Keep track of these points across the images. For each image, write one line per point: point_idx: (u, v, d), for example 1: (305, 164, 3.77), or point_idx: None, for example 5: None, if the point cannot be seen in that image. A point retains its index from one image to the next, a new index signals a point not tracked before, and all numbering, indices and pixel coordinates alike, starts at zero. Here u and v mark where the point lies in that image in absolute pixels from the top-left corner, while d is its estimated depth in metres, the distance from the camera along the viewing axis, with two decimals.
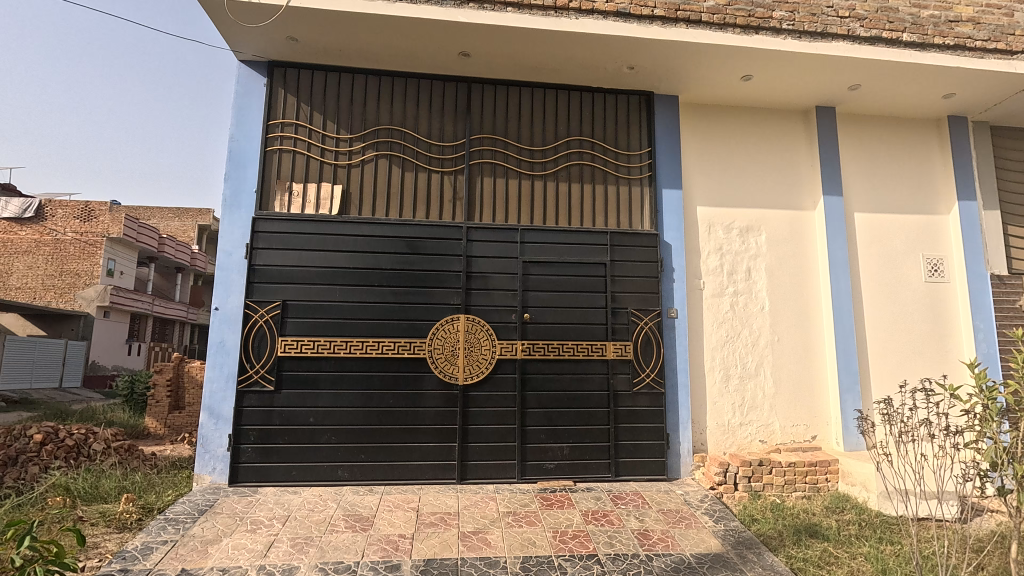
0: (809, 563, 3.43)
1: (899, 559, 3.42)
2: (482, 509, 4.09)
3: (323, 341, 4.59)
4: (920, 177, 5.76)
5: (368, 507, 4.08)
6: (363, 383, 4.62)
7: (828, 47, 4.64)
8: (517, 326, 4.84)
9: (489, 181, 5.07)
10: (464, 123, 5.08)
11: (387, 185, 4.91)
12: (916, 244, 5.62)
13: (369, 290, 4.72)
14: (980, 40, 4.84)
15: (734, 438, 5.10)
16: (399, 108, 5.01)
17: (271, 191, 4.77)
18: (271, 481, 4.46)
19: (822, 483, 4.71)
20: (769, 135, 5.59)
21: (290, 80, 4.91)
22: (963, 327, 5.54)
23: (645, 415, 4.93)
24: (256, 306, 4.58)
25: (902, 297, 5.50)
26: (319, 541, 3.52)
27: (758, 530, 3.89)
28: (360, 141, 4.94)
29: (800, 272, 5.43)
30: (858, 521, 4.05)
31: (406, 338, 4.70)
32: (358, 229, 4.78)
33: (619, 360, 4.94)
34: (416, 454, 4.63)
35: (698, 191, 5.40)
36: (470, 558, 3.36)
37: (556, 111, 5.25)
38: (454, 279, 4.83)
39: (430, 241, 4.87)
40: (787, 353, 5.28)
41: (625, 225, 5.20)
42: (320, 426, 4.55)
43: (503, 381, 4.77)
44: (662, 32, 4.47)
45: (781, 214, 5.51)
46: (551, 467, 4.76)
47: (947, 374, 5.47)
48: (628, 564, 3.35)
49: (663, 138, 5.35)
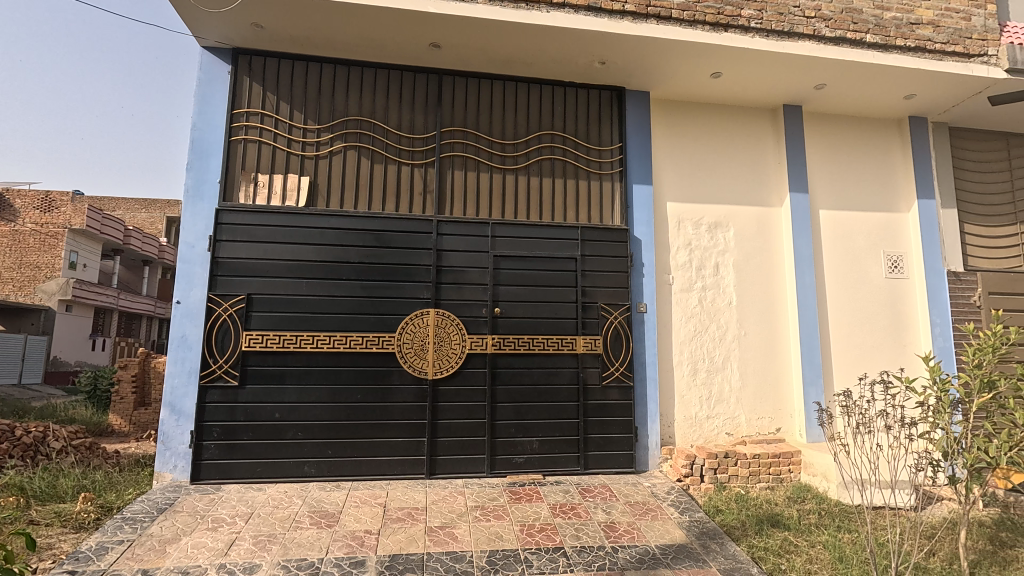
0: (769, 552, 3.51)
1: (856, 546, 3.55)
2: (450, 503, 4.08)
3: (290, 335, 4.51)
4: (882, 176, 5.91)
5: (334, 503, 4.03)
6: (331, 378, 4.56)
7: (795, 46, 4.71)
8: (487, 320, 4.83)
9: (460, 174, 5.03)
10: (435, 115, 5.03)
11: (356, 177, 4.84)
12: (877, 241, 5.77)
13: (337, 284, 4.65)
14: (940, 43, 4.96)
15: (701, 430, 5.18)
16: (369, 99, 4.94)
17: (235, 181, 4.65)
18: (235, 478, 4.37)
19: (785, 474, 4.80)
20: (737, 133, 5.67)
21: (256, 68, 4.79)
22: (920, 321, 5.70)
23: (614, 409, 4.97)
24: (219, 300, 4.46)
25: (863, 293, 5.64)
26: (282, 538, 3.47)
27: (722, 521, 3.96)
28: (327, 132, 4.85)
29: (767, 268, 5.53)
30: (818, 510, 4.16)
31: (375, 333, 4.64)
32: (326, 221, 4.69)
33: (589, 354, 4.97)
34: (384, 450, 4.58)
35: (668, 187, 5.45)
36: (436, 553, 3.35)
37: (528, 105, 5.23)
38: (423, 273, 4.79)
39: (399, 234, 4.80)
40: (753, 347, 5.38)
41: (596, 220, 5.22)
42: (286, 422, 4.47)
43: (473, 376, 4.76)
44: (632, 27, 4.47)
45: (749, 211, 5.60)
46: (521, 460, 4.77)
47: (904, 367, 5.63)
48: (594, 556, 3.37)
49: (633, 135, 5.37)
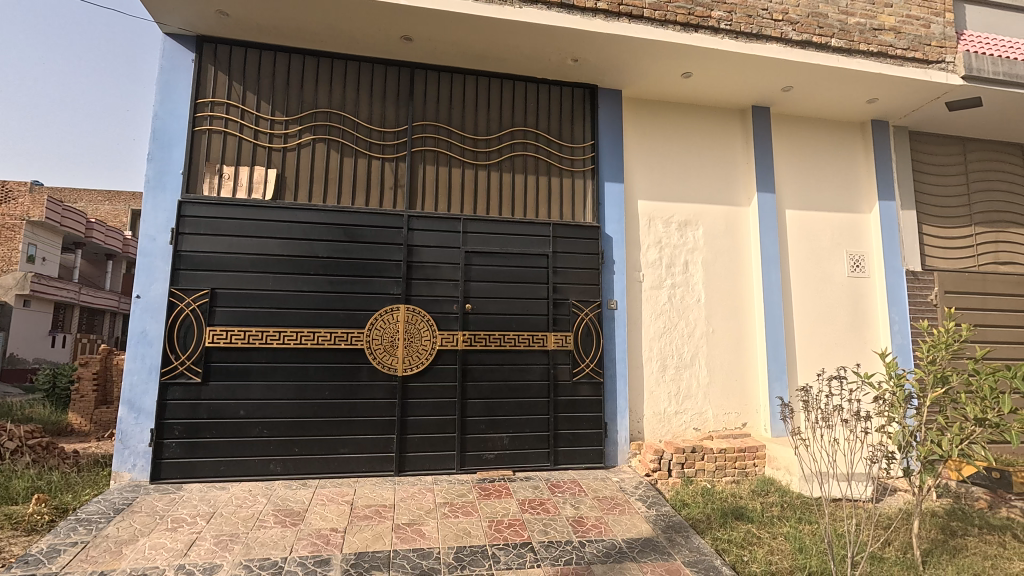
0: (732, 544, 3.58)
1: (815, 537, 3.65)
2: (419, 500, 4.05)
3: (255, 331, 4.42)
4: (845, 178, 6.07)
5: (300, 501, 3.97)
6: (298, 374, 4.48)
7: (763, 48, 4.80)
8: (458, 316, 4.81)
9: (432, 169, 4.99)
10: (407, 109, 4.98)
11: (325, 170, 4.76)
12: (840, 241, 5.92)
13: (305, 278, 4.57)
14: (901, 49, 5.10)
15: (669, 425, 5.25)
16: (339, 91, 4.86)
17: (198, 173, 4.52)
18: (197, 478, 4.26)
19: (750, 468, 4.90)
20: (707, 133, 5.76)
21: (221, 57, 4.66)
22: (880, 318, 5.88)
23: (585, 405, 5.00)
24: (182, 294, 4.35)
25: (826, 291, 5.79)
26: (245, 538, 3.39)
27: (687, 515, 4.02)
28: (296, 123, 4.76)
29: (734, 266, 5.63)
30: (781, 503, 4.26)
31: (344, 329, 4.58)
32: (293, 215, 4.60)
33: (560, 350, 5.00)
34: (352, 447, 4.53)
35: (639, 184, 5.50)
36: (403, 550, 3.32)
37: (500, 101, 5.22)
38: (393, 268, 4.74)
39: (368, 229, 4.74)
40: (720, 344, 5.47)
41: (567, 217, 5.25)
42: (251, 419, 4.38)
43: (443, 372, 4.73)
44: (604, 25, 4.49)
45: (717, 210, 5.69)
46: (491, 457, 4.76)
47: (863, 362, 5.80)
48: (561, 551, 3.39)
49: (605, 132, 5.40)
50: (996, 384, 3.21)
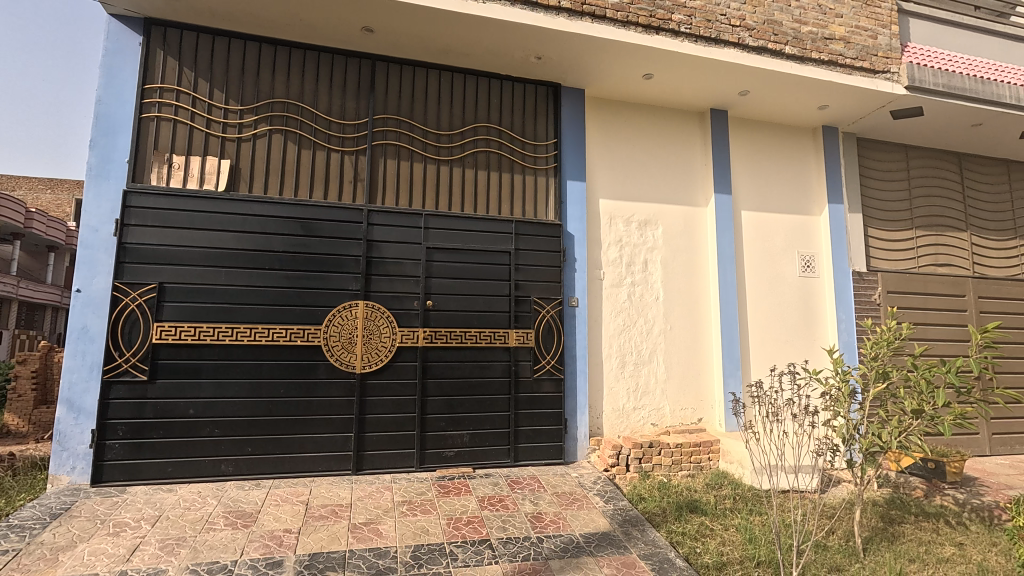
0: (685, 537, 3.67)
1: (765, 528, 3.77)
2: (376, 499, 3.99)
3: (206, 327, 4.26)
4: (797, 181, 6.29)
5: (252, 502, 3.86)
6: (251, 372, 4.34)
7: (721, 52, 4.91)
8: (419, 313, 4.76)
9: (393, 164, 4.92)
10: (368, 102, 4.89)
11: (281, 162, 4.62)
12: (792, 242, 6.14)
13: (260, 273, 4.43)
14: (850, 58, 5.31)
15: (628, 421, 5.33)
16: (297, 81, 4.74)
17: (146, 162, 4.32)
18: (143, 480, 4.09)
19: (705, 462, 5.02)
20: (667, 134, 5.87)
21: (171, 41, 4.47)
22: (828, 317, 6.12)
23: (545, 402, 5.03)
24: (127, 288, 4.15)
25: (778, 290, 5.99)
26: (192, 541, 3.27)
27: (643, 508, 4.09)
28: (251, 113, 4.61)
29: (691, 265, 5.76)
30: (733, 495, 4.39)
31: (300, 325, 4.47)
32: (248, 208, 4.46)
33: (521, 347, 5.01)
34: (309, 446, 4.43)
35: (600, 183, 5.56)
36: (359, 550, 3.27)
37: (464, 96, 5.19)
38: (352, 264, 4.65)
39: (326, 223, 4.63)
40: (678, 341, 5.59)
41: (530, 214, 5.26)
42: (201, 418, 4.23)
43: (403, 369, 4.68)
44: (567, 24, 4.51)
45: (676, 210, 5.80)
46: (451, 454, 4.74)
47: (812, 359, 6.03)
48: (519, 547, 3.40)
49: (568, 131, 5.43)
50: (932, 379, 3.39)
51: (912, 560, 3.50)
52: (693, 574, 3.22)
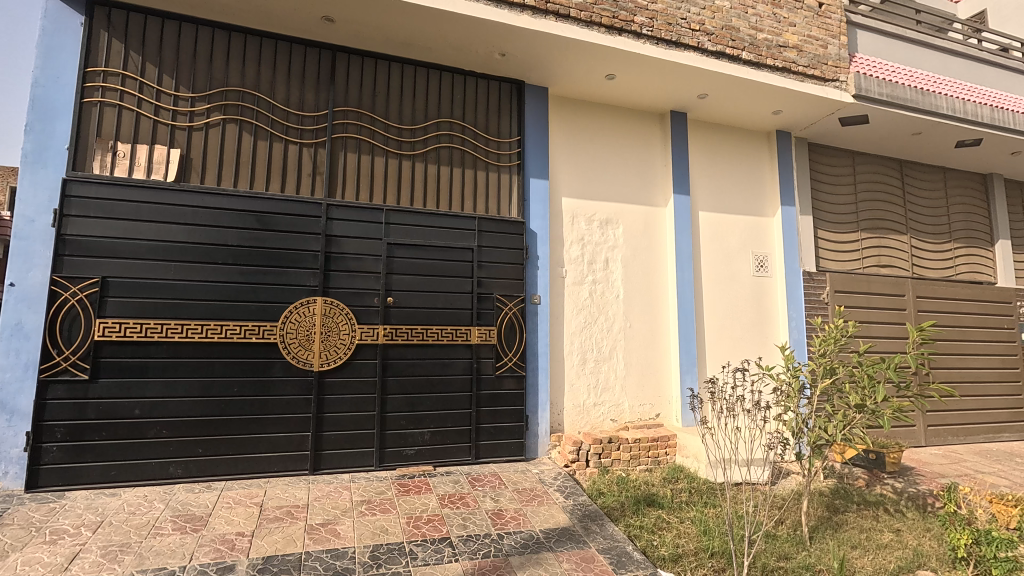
0: (643, 530, 3.75)
1: (719, 520, 3.89)
2: (334, 499, 3.91)
3: (153, 323, 4.08)
4: (752, 183, 6.49)
5: (202, 505, 3.72)
6: (203, 370, 4.19)
7: (681, 56, 5.02)
8: (379, 310, 4.69)
9: (353, 157, 4.82)
10: (327, 93, 4.77)
11: (235, 153, 4.46)
12: (747, 243, 6.33)
13: (213, 268, 4.27)
14: (802, 66, 5.51)
15: (588, 417, 5.40)
16: (253, 70, 4.58)
17: (88, 149, 4.09)
18: (83, 484, 3.88)
19: (662, 456, 5.14)
20: (628, 135, 5.96)
21: (116, 22, 4.23)
22: (780, 315, 6.35)
23: (507, 399, 5.04)
24: (67, 283, 3.92)
25: (733, 289, 6.18)
26: (137, 547, 3.13)
27: (603, 503, 4.15)
28: (203, 101, 4.42)
29: (651, 264, 5.87)
30: (689, 489, 4.51)
31: (254, 322, 4.33)
32: (200, 200, 4.28)
33: (483, 344, 5.00)
34: (263, 446, 4.30)
35: (562, 182, 5.60)
36: (315, 551, 3.20)
37: (427, 91, 5.13)
38: (310, 259, 4.53)
39: (283, 217, 4.50)
40: (637, 338, 5.70)
41: (492, 211, 5.24)
42: (147, 419, 4.05)
43: (363, 367, 4.60)
44: (531, 22, 4.52)
45: (637, 210, 5.90)
46: (411, 452, 4.69)
47: (764, 355, 6.25)
48: (479, 544, 3.40)
49: (531, 128, 5.45)
50: (874, 374, 3.53)
51: (854, 547, 3.67)
52: (649, 566, 3.29)
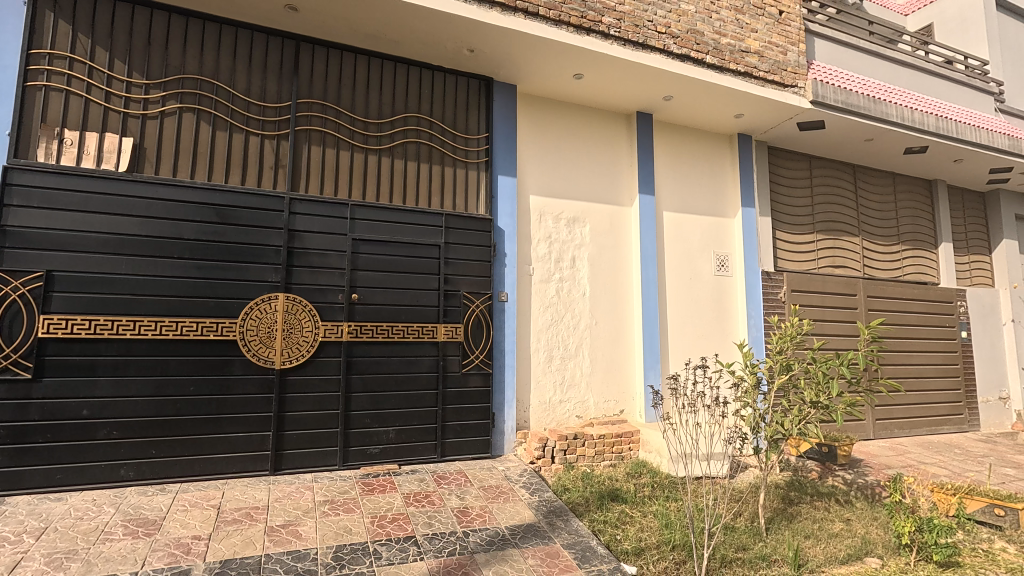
0: (606, 525, 3.81)
1: (680, 513, 3.98)
2: (296, 500, 3.83)
3: (103, 320, 3.89)
4: (714, 185, 6.65)
5: (156, 509, 3.58)
6: (157, 368, 4.03)
7: (648, 57, 5.10)
8: (343, 307, 4.61)
9: (318, 151, 4.72)
10: (290, 84, 4.65)
11: (193, 143, 4.30)
12: (709, 243, 6.49)
13: (167, 262, 4.11)
14: (763, 71, 5.67)
15: (554, 414, 5.44)
16: (212, 58, 4.43)
17: (31, 136, 3.86)
18: (26, 489, 3.68)
19: (626, 452, 5.23)
20: (595, 134, 6.02)
21: (63, 2, 4.01)
22: (739, 313, 6.54)
23: (473, 396, 5.03)
24: (7, 277, 3.69)
25: (695, 288, 6.32)
26: (85, 554, 2.99)
27: (567, 499, 4.20)
28: (158, 88, 4.25)
29: (616, 262, 5.95)
30: (651, 483, 4.60)
31: (213, 319, 4.20)
32: (154, 191, 4.11)
33: (450, 342, 4.98)
34: (222, 446, 4.17)
35: (530, 179, 5.61)
36: (275, 554, 3.13)
37: (394, 85, 5.06)
38: (272, 254, 4.42)
39: (244, 211, 4.37)
40: (603, 335, 5.77)
41: (460, 208, 5.22)
42: (96, 419, 3.87)
43: (326, 365, 4.51)
44: (500, 19, 4.50)
45: (603, 209, 5.97)
46: (376, 451, 4.64)
47: (724, 352, 6.43)
48: (444, 543, 3.38)
49: (499, 126, 5.44)
50: (827, 370, 3.68)
51: (807, 537, 3.82)
52: (613, 560, 3.34)
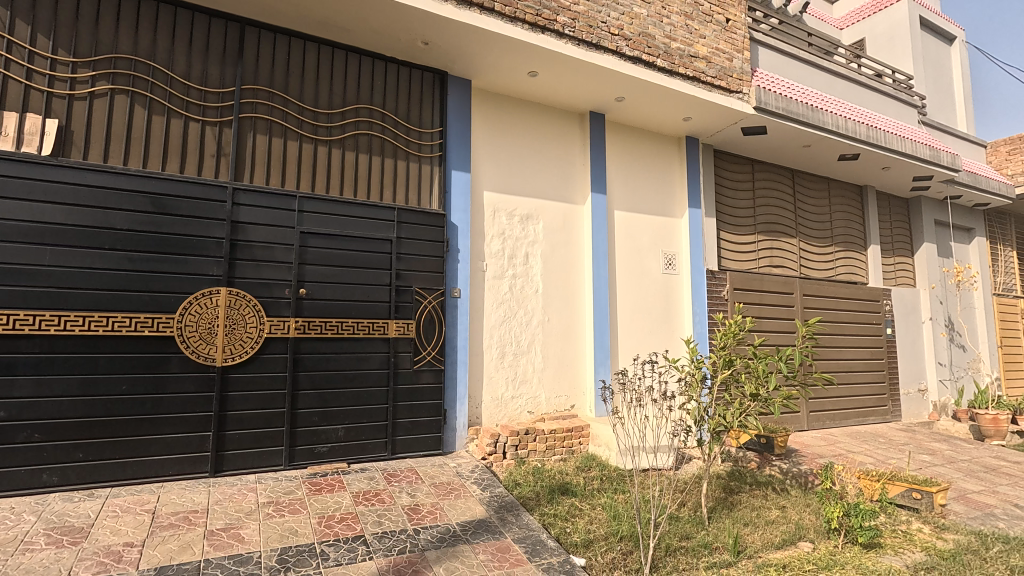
0: (556, 518, 3.86)
1: (627, 504, 4.09)
2: (237, 502, 3.69)
3: (23, 315, 3.61)
4: (663, 185, 6.83)
5: (83, 515, 3.37)
6: (84, 366, 3.78)
7: (601, 58, 5.17)
8: (290, 302, 4.46)
9: (263, 140, 4.54)
10: (235, 69, 4.46)
11: (125, 127, 4.05)
12: (657, 242, 6.67)
13: (97, 254, 3.86)
14: (710, 77, 5.87)
15: (506, 410, 5.46)
16: (149, 38, 4.18)
17: None
18: None
19: (576, 446, 5.31)
20: (549, 132, 6.07)
21: None
22: (685, 310, 6.75)
23: (424, 393, 4.98)
24: None
25: (644, 286, 6.48)
26: (2, 566, 2.78)
27: (518, 494, 4.22)
28: (88, 67, 3.97)
29: (569, 260, 6.03)
30: (600, 476, 4.70)
31: (147, 314, 3.97)
32: (82, 177, 3.85)
33: (401, 338, 4.91)
34: (157, 448, 3.96)
35: (484, 175, 5.60)
36: (216, 558, 3.00)
37: (346, 74, 4.93)
38: (213, 247, 4.23)
39: (182, 201, 4.15)
40: (555, 331, 5.84)
41: (413, 202, 5.15)
42: (15, 422, 3.59)
43: (271, 362, 4.36)
44: (456, 13, 4.46)
45: (556, 206, 6.03)
46: (324, 450, 4.52)
47: (671, 348, 6.62)
48: (394, 541, 3.34)
49: (454, 120, 5.40)
50: (766, 365, 3.86)
51: (746, 524, 4.00)
52: (563, 552, 3.40)
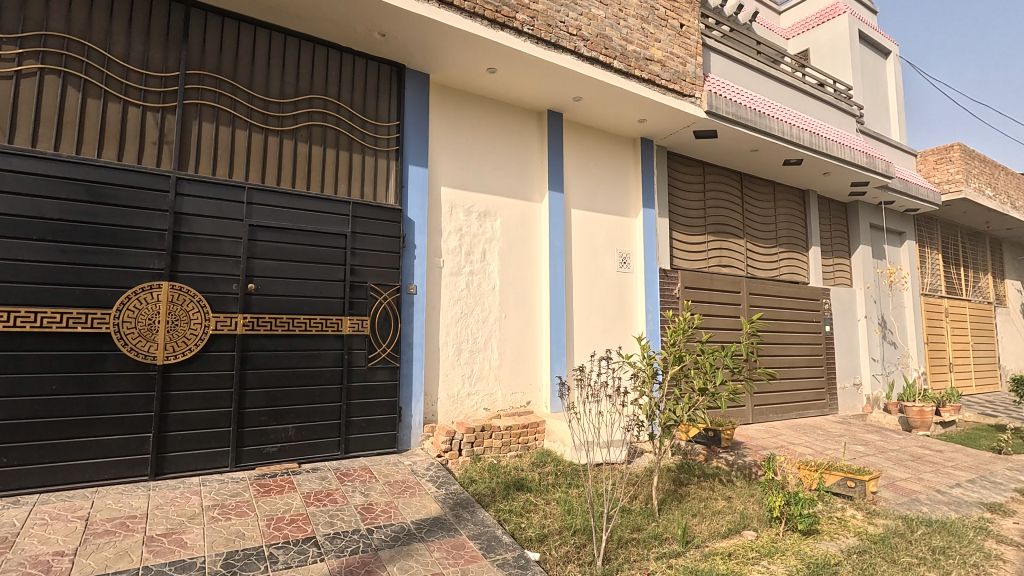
0: (511, 514, 3.89)
1: (580, 499, 4.15)
2: (180, 506, 3.54)
3: None
4: (618, 185, 6.95)
5: (8, 524, 3.15)
6: (9, 365, 3.52)
7: (559, 57, 5.21)
8: (238, 297, 4.31)
9: (210, 128, 4.35)
10: (179, 53, 4.25)
11: (56, 110, 3.79)
12: (612, 240, 6.78)
13: (23, 244, 3.60)
14: (664, 80, 6.01)
15: (462, 407, 5.44)
16: (84, 15, 3.94)
17: None
18: None
19: (531, 442, 5.35)
20: (507, 129, 6.07)
21: None
22: (638, 308, 6.90)
23: (379, 390, 4.91)
24: None
25: (599, 283, 6.59)
26: None
27: (474, 490, 4.22)
28: (14, 45, 3.70)
29: (526, 257, 6.05)
30: (555, 471, 4.75)
31: (81, 309, 3.74)
32: (7, 162, 3.59)
33: (355, 335, 4.81)
34: (91, 451, 3.74)
35: (442, 170, 5.55)
36: (155, 565, 2.87)
37: (299, 63, 4.78)
38: (154, 239, 4.02)
39: (120, 190, 3.93)
40: (511, 328, 5.86)
41: (368, 197, 5.05)
42: None
43: (217, 360, 4.20)
44: (413, 5, 4.39)
45: (513, 204, 6.04)
46: (274, 450, 4.39)
47: (624, 345, 6.76)
48: (346, 542, 3.27)
49: (411, 114, 5.32)
50: (714, 361, 4.00)
51: (694, 515, 4.14)
52: (517, 548, 3.42)
